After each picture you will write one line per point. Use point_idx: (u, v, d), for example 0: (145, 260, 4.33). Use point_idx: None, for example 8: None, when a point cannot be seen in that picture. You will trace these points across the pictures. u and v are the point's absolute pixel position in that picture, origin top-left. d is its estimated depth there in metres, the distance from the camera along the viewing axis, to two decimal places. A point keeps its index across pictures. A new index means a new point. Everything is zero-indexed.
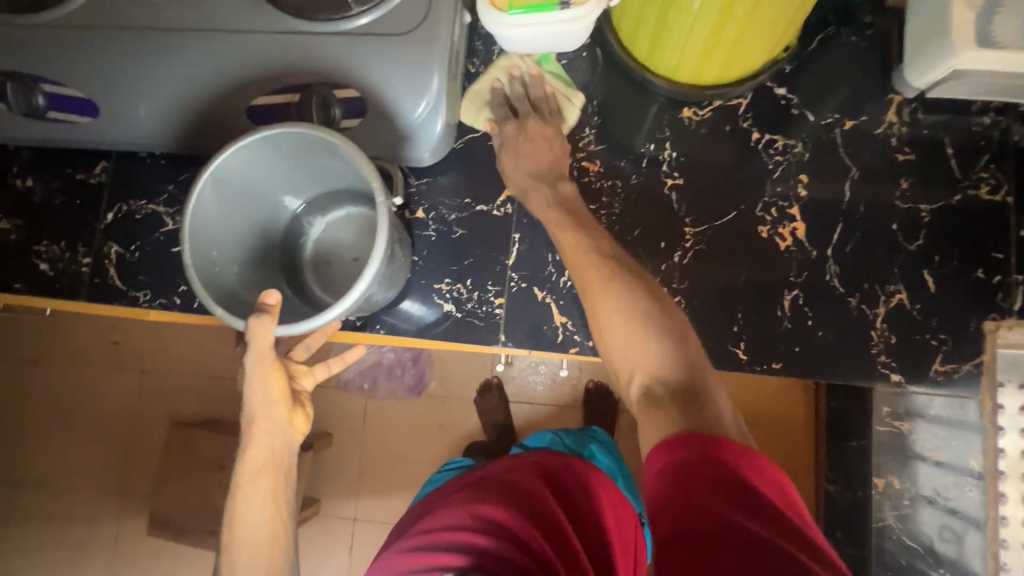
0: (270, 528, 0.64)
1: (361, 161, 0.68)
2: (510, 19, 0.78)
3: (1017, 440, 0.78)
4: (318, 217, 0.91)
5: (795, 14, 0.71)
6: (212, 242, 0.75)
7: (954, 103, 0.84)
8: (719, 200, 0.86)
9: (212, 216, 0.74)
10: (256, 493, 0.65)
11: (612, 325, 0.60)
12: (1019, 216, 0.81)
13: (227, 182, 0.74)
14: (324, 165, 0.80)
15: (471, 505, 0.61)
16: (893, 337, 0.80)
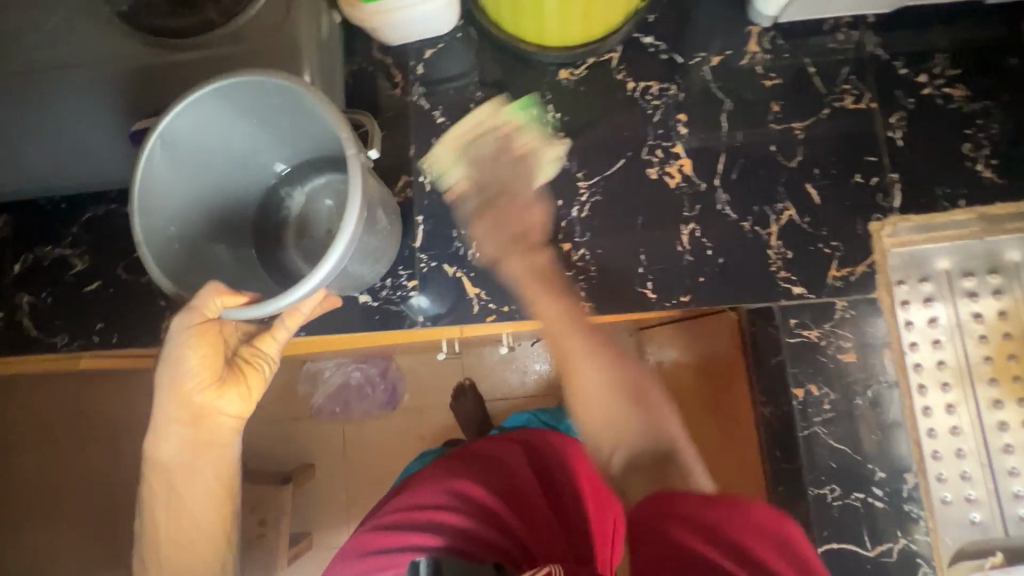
0: (189, 508, 0.72)
1: (331, 112, 0.67)
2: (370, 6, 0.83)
3: (925, 331, 0.86)
4: (296, 188, 0.91)
5: None
6: (164, 211, 0.76)
7: (807, 26, 0.89)
8: (607, 151, 0.88)
9: (168, 178, 0.76)
10: (170, 475, 0.72)
11: (582, 363, 0.70)
12: (884, 120, 0.85)
13: (179, 145, 0.75)
14: (291, 129, 0.81)
15: (442, 483, 0.67)
16: (789, 251, 0.83)
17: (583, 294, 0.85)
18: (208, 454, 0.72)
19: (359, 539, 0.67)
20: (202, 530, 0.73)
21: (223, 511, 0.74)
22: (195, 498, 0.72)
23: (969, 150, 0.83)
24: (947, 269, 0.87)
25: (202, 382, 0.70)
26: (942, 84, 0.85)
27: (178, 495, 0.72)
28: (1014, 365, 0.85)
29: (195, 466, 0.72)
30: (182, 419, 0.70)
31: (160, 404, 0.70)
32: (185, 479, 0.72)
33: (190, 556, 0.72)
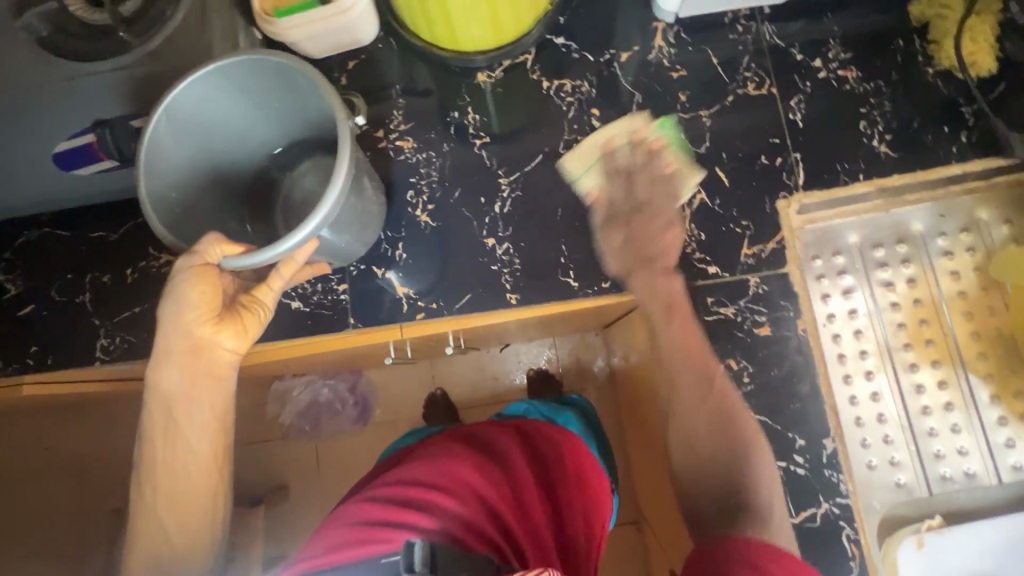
0: (185, 440, 0.71)
1: (323, 86, 0.66)
2: (282, 22, 0.84)
3: (842, 302, 0.89)
4: (293, 167, 0.83)
5: None
6: (166, 177, 0.70)
7: (707, 20, 0.93)
8: (526, 147, 0.92)
9: (165, 156, 0.68)
10: (168, 404, 0.70)
11: (680, 414, 0.70)
12: (785, 104, 0.89)
13: (180, 118, 0.68)
14: (288, 102, 0.74)
15: (446, 461, 0.68)
16: (702, 233, 0.86)
17: (508, 286, 0.88)
18: (208, 384, 0.71)
19: (351, 510, 0.66)
20: (197, 467, 0.71)
21: (213, 450, 0.72)
22: (190, 433, 0.71)
23: (864, 128, 0.87)
24: (858, 243, 0.90)
25: (205, 316, 0.69)
26: (836, 67, 0.90)
27: (186, 424, 0.70)
28: (926, 330, 0.88)
29: (200, 397, 0.71)
30: (183, 351, 0.69)
31: (169, 332, 0.69)
32: (179, 411, 0.70)
33: (181, 498, 0.70)
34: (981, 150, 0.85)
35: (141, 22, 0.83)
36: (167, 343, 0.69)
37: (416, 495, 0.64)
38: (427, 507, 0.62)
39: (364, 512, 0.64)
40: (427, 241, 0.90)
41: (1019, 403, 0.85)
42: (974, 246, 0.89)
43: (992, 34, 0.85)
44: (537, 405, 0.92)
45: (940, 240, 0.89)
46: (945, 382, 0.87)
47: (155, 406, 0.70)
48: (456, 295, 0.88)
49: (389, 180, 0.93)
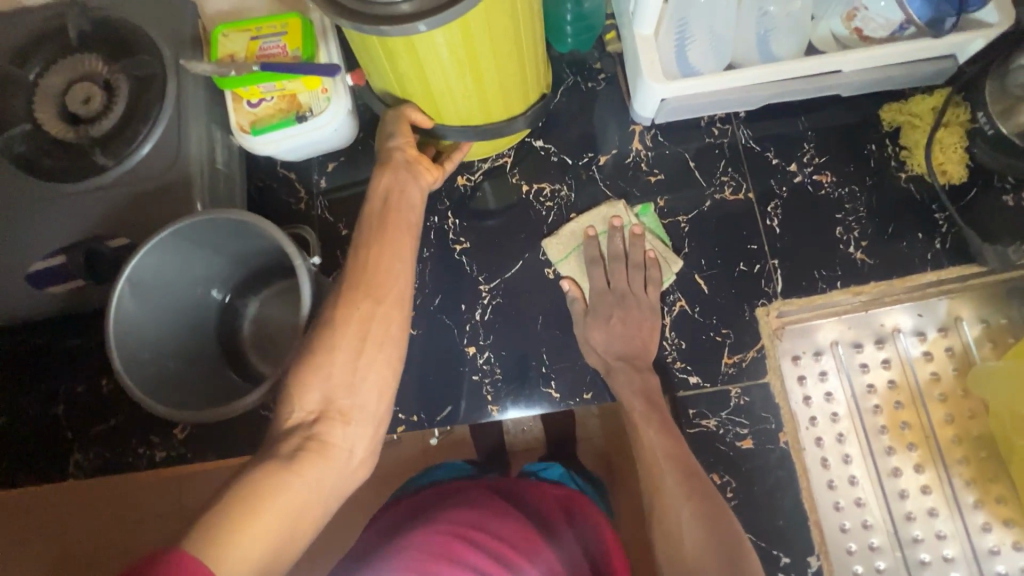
0: (348, 398, 0.58)
1: (266, 226, 0.68)
2: (260, 138, 0.82)
3: (823, 405, 0.89)
4: (254, 299, 0.82)
5: (527, 75, 0.75)
6: (145, 344, 0.70)
7: (684, 124, 0.94)
8: (506, 252, 0.92)
9: (140, 323, 0.69)
10: (358, 339, 0.60)
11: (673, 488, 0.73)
12: (762, 209, 0.90)
13: (151, 286, 0.69)
14: (248, 246, 0.75)
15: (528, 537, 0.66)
16: (683, 342, 0.86)
17: (489, 397, 0.88)
18: (382, 311, 0.62)
19: (422, 544, 0.61)
20: (317, 484, 0.53)
21: (372, 440, 0.60)
22: (358, 389, 0.59)
23: (840, 234, 0.88)
24: (836, 341, 0.90)
25: (409, 142, 0.71)
26: (811, 171, 0.91)
27: (338, 427, 0.57)
28: (908, 433, 0.88)
29: (377, 352, 0.61)
30: (369, 224, 0.66)
31: (359, 224, 0.67)
32: (324, 392, 0.58)
33: (299, 518, 0.51)
34: (954, 257, 0.87)
35: (119, 142, 0.82)
36: (347, 277, 0.63)
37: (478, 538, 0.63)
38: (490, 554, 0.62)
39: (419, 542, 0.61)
40: (405, 350, 0.90)
41: (1002, 508, 0.85)
42: (952, 346, 0.90)
43: (961, 145, 0.86)
44: (575, 475, 0.82)
45: (918, 340, 0.90)
46: (928, 486, 0.87)
47: (319, 354, 0.59)
48: (437, 408, 0.88)
49: None
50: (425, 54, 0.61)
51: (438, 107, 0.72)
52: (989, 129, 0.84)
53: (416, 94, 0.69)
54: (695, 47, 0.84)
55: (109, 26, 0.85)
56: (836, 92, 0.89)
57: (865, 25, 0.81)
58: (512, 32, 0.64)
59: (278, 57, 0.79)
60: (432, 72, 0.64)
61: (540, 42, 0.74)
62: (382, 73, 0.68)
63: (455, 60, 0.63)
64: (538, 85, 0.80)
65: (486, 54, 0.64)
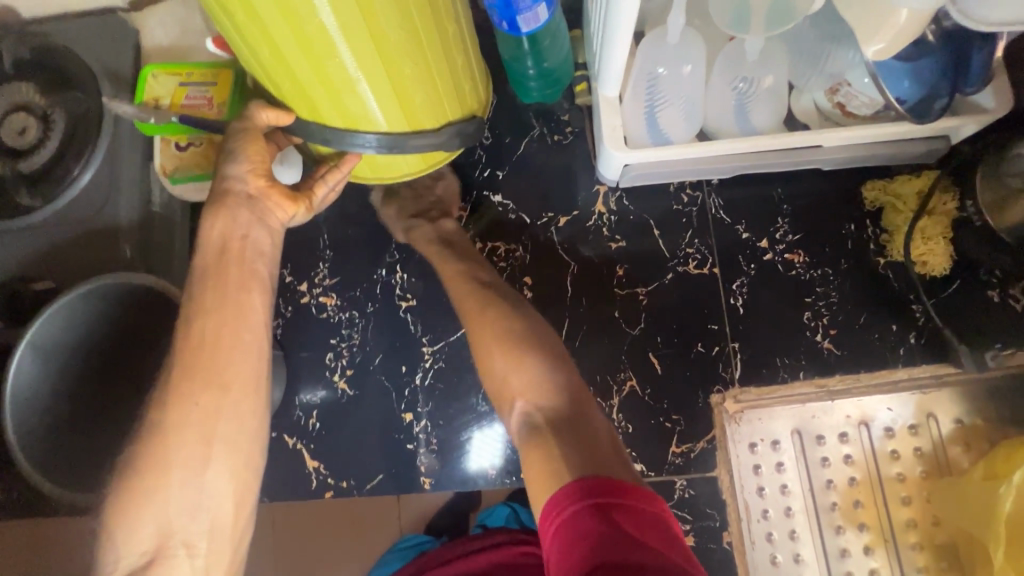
0: (189, 524, 0.56)
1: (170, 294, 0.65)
2: (175, 186, 0.80)
3: (776, 499, 0.83)
4: None
5: (438, 67, 0.66)
6: (52, 409, 0.67)
7: (652, 188, 0.88)
8: (453, 314, 0.87)
9: (48, 386, 0.67)
10: (203, 445, 0.58)
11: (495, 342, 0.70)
12: (727, 287, 0.84)
13: (61, 347, 0.67)
14: (163, 305, 0.71)
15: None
16: (630, 426, 0.82)
17: (422, 470, 0.84)
18: (231, 400, 0.60)
19: None
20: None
21: (232, 555, 0.59)
22: (204, 510, 0.57)
23: (808, 319, 0.83)
24: (795, 430, 0.84)
25: (255, 171, 0.66)
26: (782, 249, 0.85)
27: (181, 558, 0.56)
28: (866, 534, 0.83)
29: (227, 453, 0.59)
30: (207, 288, 0.62)
31: (194, 280, 0.63)
32: (158, 524, 0.55)
33: None
34: (928, 352, 0.81)
35: (48, 181, 0.78)
36: (179, 360, 0.59)
37: None
38: None
39: None
40: (341, 411, 0.86)
41: None
42: (921, 446, 0.83)
43: (946, 235, 0.79)
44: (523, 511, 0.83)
45: (886, 435, 0.84)
46: None
47: (151, 476, 0.56)
48: (369, 475, 0.84)
49: (313, 336, 0.88)
50: (271, 18, 0.54)
51: (313, 100, 0.65)
52: (976, 220, 0.76)
53: (283, 80, 0.63)
54: (666, 111, 0.76)
55: (46, 55, 0.80)
56: (816, 166, 0.83)
57: (847, 101, 0.74)
58: (397, 20, 0.57)
59: (201, 108, 0.77)
60: (289, 47, 0.57)
61: (458, 50, 0.68)
62: (240, 51, 0.60)
63: (316, 35, 0.55)
64: (456, 100, 0.73)
65: (361, 37, 0.57)
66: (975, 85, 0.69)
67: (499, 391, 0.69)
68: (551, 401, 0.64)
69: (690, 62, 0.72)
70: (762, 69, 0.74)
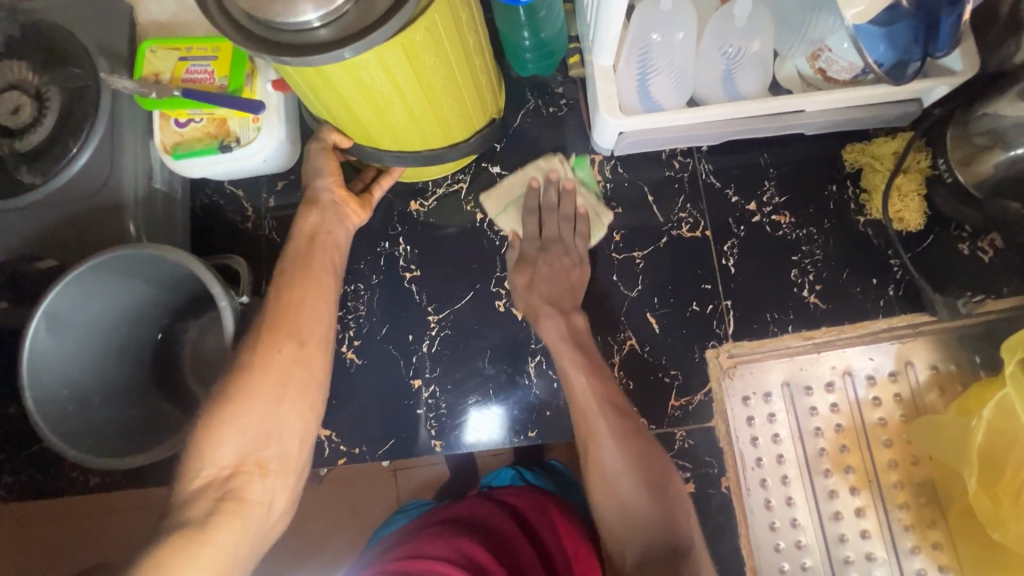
0: (264, 451, 0.60)
1: (192, 265, 0.66)
2: (178, 161, 0.80)
3: (769, 447, 0.88)
4: (194, 325, 0.80)
5: (471, 83, 0.72)
6: (67, 378, 0.68)
7: (645, 156, 0.92)
8: (457, 283, 0.90)
9: (60, 356, 0.68)
10: (279, 388, 0.62)
11: (613, 472, 0.72)
12: (719, 249, 0.88)
13: (74, 318, 0.68)
14: (178, 274, 0.74)
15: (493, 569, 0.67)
16: (631, 382, 0.86)
17: (432, 433, 0.86)
18: (305, 353, 0.65)
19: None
20: (232, 540, 0.55)
21: (293, 489, 0.62)
22: (275, 438, 0.60)
23: (795, 276, 0.87)
24: (786, 383, 0.89)
25: (337, 183, 0.75)
26: (770, 211, 0.89)
27: (256, 480, 0.58)
28: (851, 476, 0.88)
29: (298, 397, 0.63)
30: (294, 265, 0.70)
31: (285, 259, 0.71)
32: (240, 447, 0.58)
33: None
34: (905, 304, 0.87)
35: (46, 159, 0.77)
36: (268, 320, 0.65)
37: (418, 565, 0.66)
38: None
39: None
40: (350, 380, 0.88)
41: (938, 554, 0.86)
42: (900, 392, 0.89)
43: (919, 192, 0.85)
44: (526, 474, 0.87)
45: (868, 383, 0.89)
46: (868, 531, 0.87)
47: (235, 404, 0.60)
48: (379, 441, 0.87)
49: None
50: (344, 84, 0.61)
51: (370, 133, 0.73)
52: (948, 177, 0.82)
53: (345, 119, 0.70)
54: (658, 79, 0.79)
55: (38, 33, 0.79)
56: (799, 130, 0.87)
57: (828, 67, 0.78)
58: (442, 69, 0.65)
59: (203, 82, 0.78)
60: (355, 103, 0.65)
61: (484, 49, 0.73)
62: (307, 96, 0.67)
63: (378, 94, 0.63)
64: (482, 105, 0.79)
65: (415, 90, 0.65)
66: (945, 48, 0.74)
67: (609, 536, 0.71)
68: (659, 531, 0.68)
69: (682, 29, 0.76)
70: (750, 34, 0.78)
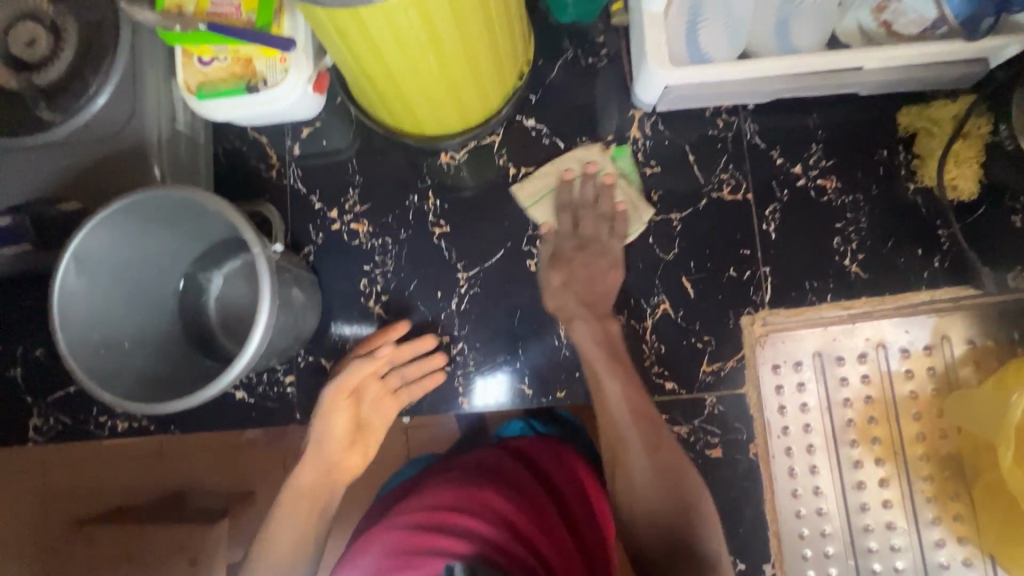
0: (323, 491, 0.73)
1: (225, 210, 0.63)
2: (204, 103, 0.77)
3: (797, 416, 0.88)
4: (219, 275, 0.79)
5: (504, 30, 0.72)
6: (96, 323, 0.67)
7: (687, 113, 0.88)
8: (488, 239, 0.87)
9: (89, 300, 0.66)
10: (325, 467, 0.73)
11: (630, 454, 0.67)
12: (760, 213, 0.85)
13: (102, 261, 0.66)
14: (207, 222, 0.71)
15: (508, 510, 0.65)
16: (663, 346, 0.85)
17: (460, 390, 0.86)
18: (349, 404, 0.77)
19: (393, 537, 0.65)
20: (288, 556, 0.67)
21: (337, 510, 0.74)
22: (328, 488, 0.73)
23: (837, 244, 0.85)
24: (818, 352, 0.87)
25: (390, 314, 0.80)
26: (815, 175, 0.86)
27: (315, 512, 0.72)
28: (877, 448, 0.88)
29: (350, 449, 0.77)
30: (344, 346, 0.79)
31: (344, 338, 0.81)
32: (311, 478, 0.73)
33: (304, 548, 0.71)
34: (950, 276, 0.84)
35: (66, 95, 0.74)
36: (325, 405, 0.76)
37: (436, 518, 0.65)
38: (448, 531, 0.63)
39: (396, 536, 0.65)
40: None
41: (957, 526, 0.87)
42: (934, 366, 0.87)
43: (978, 160, 0.81)
44: (535, 422, 0.87)
45: (902, 356, 0.88)
46: (890, 501, 0.88)
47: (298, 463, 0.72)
48: (407, 396, 0.86)
49: (346, 262, 0.88)
50: (381, 33, 0.61)
51: (401, 87, 0.73)
52: (1009, 145, 0.78)
53: (376, 71, 0.70)
54: (706, 30, 0.76)
55: None
56: (854, 90, 0.83)
57: (896, 19, 0.76)
58: (480, 16, 0.64)
59: (229, 16, 0.73)
60: (389, 51, 0.65)
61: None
62: (339, 46, 0.67)
63: (415, 42, 0.63)
64: (512, 53, 0.78)
65: (451, 39, 0.65)
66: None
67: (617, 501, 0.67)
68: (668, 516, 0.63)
69: None
70: None
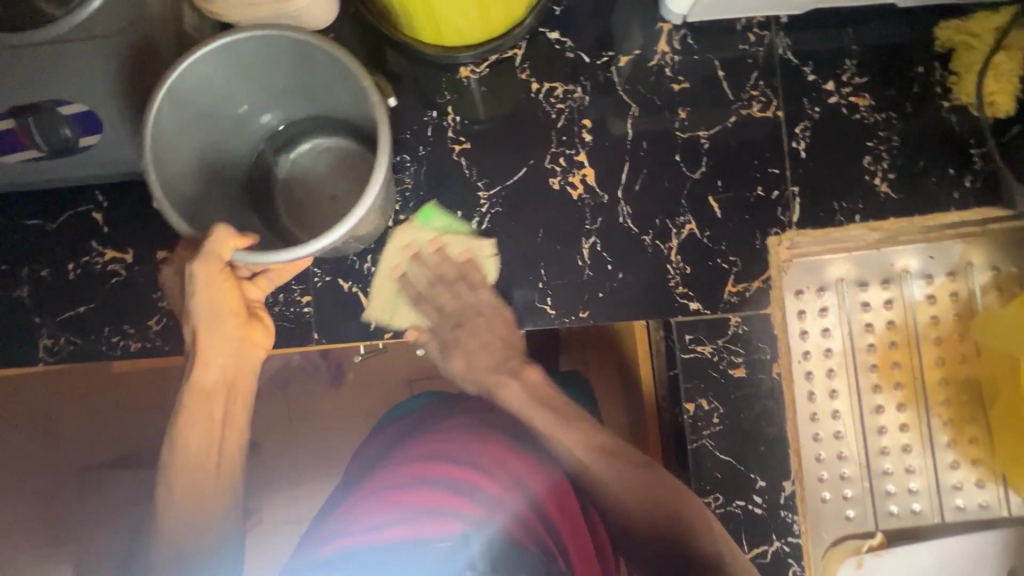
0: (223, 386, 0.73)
1: (352, 64, 0.67)
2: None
3: (818, 340, 0.87)
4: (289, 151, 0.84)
5: None
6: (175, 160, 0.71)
7: (717, 26, 0.84)
8: (510, 158, 0.85)
9: (170, 133, 0.69)
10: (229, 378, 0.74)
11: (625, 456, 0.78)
12: (789, 131, 0.83)
13: (191, 99, 0.70)
14: (296, 90, 0.77)
15: (526, 483, 0.81)
16: (688, 267, 0.83)
17: (482, 309, 0.83)
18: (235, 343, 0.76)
19: (396, 491, 0.80)
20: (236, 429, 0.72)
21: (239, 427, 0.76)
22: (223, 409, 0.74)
23: (868, 163, 0.83)
24: (843, 278, 0.87)
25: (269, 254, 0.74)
26: (848, 92, 0.83)
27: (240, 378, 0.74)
28: (897, 372, 0.88)
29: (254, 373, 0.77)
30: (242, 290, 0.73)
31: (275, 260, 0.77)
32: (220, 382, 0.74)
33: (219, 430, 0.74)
34: (981, 197, 0.83)
35: None
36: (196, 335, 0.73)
37: (443, 496, 0.80)
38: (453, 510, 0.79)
39: (399, 493, 0.80)
40: (396, 255, 0.84)
41: (972, 448, 0.88)
42: (957, 291, 0.87)
43: (1018, 73, 0.79)
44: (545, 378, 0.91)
45: (924, 282, 0.87)
46: (906, 424, 0.88)
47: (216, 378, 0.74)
48: (427, 316, 0.84)
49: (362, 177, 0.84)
50: None
51: None
52: None
53: None
54: None
55: None
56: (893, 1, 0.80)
57: None
58: None
59: None
60: None
61: None
62: None
63: None
64: None
65: None
66: None
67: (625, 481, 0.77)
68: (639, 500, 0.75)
69: None
70: None
